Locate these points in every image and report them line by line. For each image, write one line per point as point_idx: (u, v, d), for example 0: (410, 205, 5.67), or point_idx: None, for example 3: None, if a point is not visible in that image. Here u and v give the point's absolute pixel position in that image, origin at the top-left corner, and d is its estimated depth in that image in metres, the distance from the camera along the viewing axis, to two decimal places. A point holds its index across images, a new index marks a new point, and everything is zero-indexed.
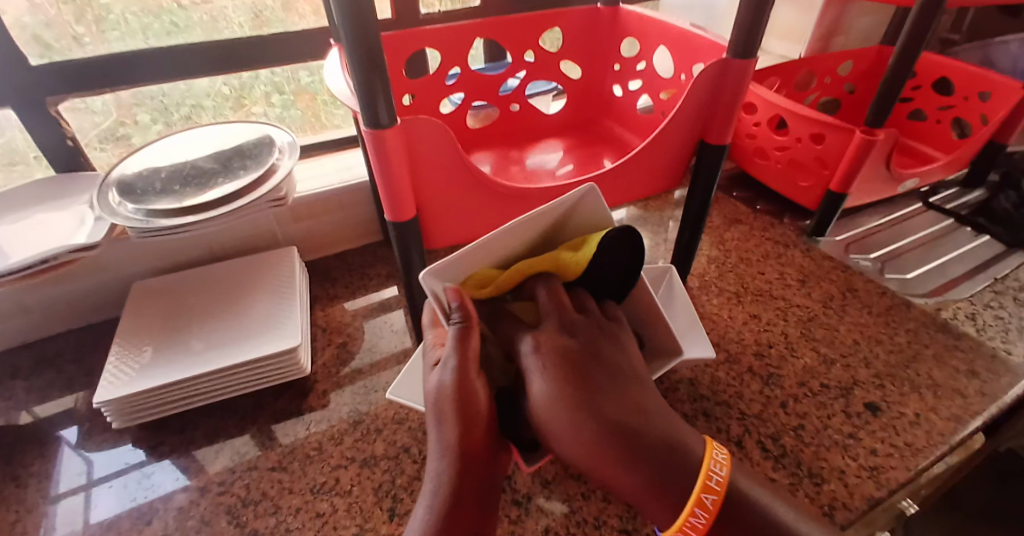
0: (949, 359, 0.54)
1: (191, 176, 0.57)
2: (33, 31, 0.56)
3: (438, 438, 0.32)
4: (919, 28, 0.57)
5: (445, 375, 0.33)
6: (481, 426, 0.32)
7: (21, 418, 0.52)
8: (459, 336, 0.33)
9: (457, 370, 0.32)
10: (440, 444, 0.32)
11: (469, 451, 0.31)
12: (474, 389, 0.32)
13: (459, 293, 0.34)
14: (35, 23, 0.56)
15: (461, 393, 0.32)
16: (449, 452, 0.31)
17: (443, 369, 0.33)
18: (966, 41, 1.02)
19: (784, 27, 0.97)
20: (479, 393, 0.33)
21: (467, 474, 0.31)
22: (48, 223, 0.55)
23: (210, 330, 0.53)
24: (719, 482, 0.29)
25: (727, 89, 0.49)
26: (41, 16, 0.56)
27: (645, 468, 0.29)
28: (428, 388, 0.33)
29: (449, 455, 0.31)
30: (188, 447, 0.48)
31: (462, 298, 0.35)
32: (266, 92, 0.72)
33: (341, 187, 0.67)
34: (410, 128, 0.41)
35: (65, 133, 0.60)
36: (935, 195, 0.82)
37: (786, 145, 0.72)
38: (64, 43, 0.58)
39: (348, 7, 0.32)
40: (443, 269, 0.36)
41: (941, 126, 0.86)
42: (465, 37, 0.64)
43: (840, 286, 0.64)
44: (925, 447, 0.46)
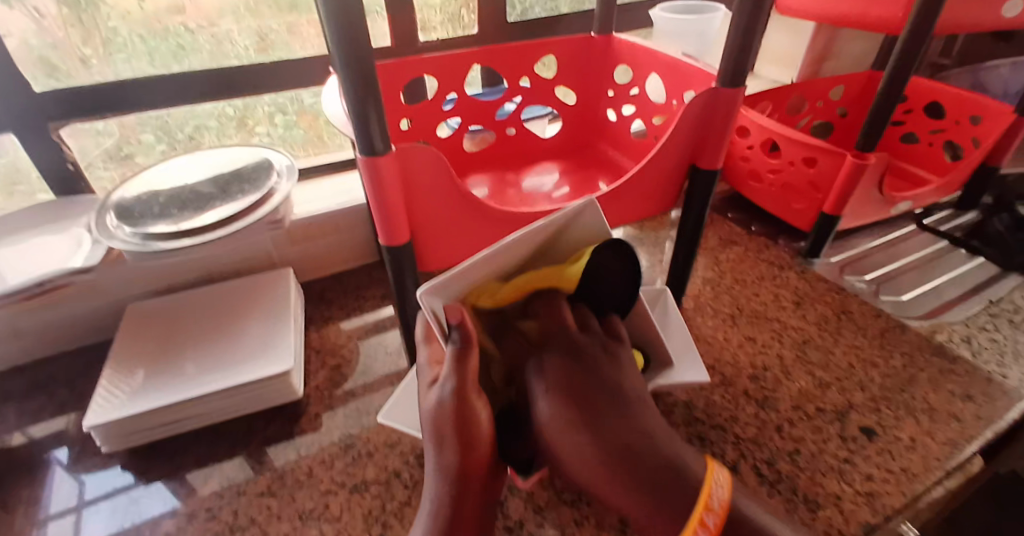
0: (944, 382, 0.54)
1: (189, 200, 0.58)
2: (40, 53, 0.57)
3: (435, 462, 0.31)
4: (907, 56, 0.58)
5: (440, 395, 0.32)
6: (481, 449, 0.32)
7: (14, 440, 0.52)
8: (457, 356, 0.32)
9: (454, 394, 0.31)
10: (439, 469, 0.31)
11: (467, 474, 0.31)
12: (474, 411, 0.32)
13: (461, 312, 0.33)
14: (42, 46, 0.57)
15: (450, 416, 0.31)
16: (446, 475, 0.31)
17: (441, 387, 0.32)
18: (955, 65, 1.04)
19: (777, 52, 1.00)
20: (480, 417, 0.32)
21: (467, 497, 0.31)
22: (46, 248, 0.56)
23: (204, 353, 0.53)
24: (719, 502, 0.26)
25: (717, 114, 0.49)
26: (49, 39, 0.57)
27: (641, 488, 0.27)
28: (425, 408, 0.32)
29: (442, 477, 0.31)
30: (177, 472, 0.47)
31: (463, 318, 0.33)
32: (269, 113, 0.73)
33: (338, 209, 0.68)
34: (404, 154, 0.42)
35: (66, 157, 0.61)
36: (929, 218, 0.83)
37: (779, 168, 0.73)
38: (71, 64, 0.59)
39: (344, 38, 0.33)
40: (443, 288, 0.35)
41: (934, 149, 0.87)
42: (461, 64, 0.66)
43: (834, 308, 0.64)
44: (922, 473, 0.45)
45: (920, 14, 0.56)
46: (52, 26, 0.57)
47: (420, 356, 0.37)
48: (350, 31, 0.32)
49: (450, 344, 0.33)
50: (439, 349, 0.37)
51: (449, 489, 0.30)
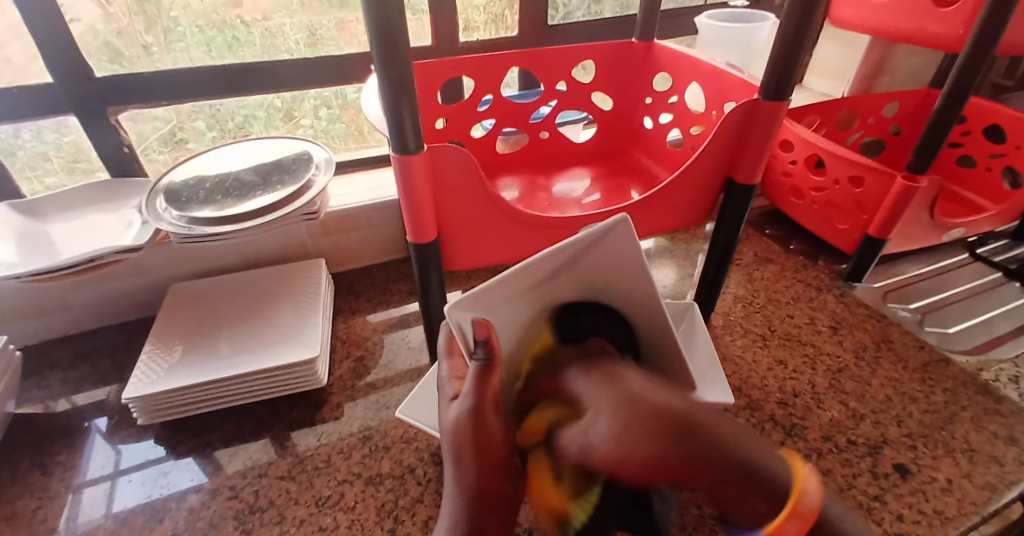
0: (988, 422, 0.51)
1: (232, 188, 0.60)
2: (106, 38, 0.60)
3: (454, 475, 0.32)
4: (967, 73, 0.55)
5: (459, 410, 0.32)
6: (501, 457, 0.31)
7: (59, 406, 0.55)
8: (479, 375, 0.31)
9: (472, 414, 0.31)
10: (457, 483, 0.31)
11: (484, 490, 0.31)
12: (492, 428, 0.31)
13: (489, 330, 0.32)
14: (107, 32, 0.60)
15: (468, 432, 0.31)
16: (463, 490, 0.31)
17: (460, 402, 0.32)
18: (1020, 87, 0.99)
19: (826, 65, 0.97)
20: (497, 435, 0.31)
21: (485, 510, 0.31)
22: (100, 228, 0.59)
23: (237, 336, 0.55)
24: (813, 501, 0.24)
25: (757, 128, 0.48)
26: (114, 25, 0.60)
27: (713, 476, 0.24)
28: (445, 421, 0.32)
29: (461, 494, 0.31)
30: (204, 449, 0.49)
31: (488, 335, 0.32)
32: (315, 106, 0.75)
33: (369, 204, 0.69)
34: (435, 152, 0.42)
35: (122, 141, 0.65)
36: (982, 247, 0.78)
37: (822, 186, 0.70)
38: (134, 51, 0.62)
39: (382, 39, 0.33)
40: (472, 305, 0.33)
41: (991, 174, 0.82)
42: (499, 66, 0.66)
43: (873, 336, 0.62)
44: (957, 517, 0.43)
45: (983, 30, 0.53)
46: (118, 13, 0.60)
47: (441, 368, 0.37)
48: (388, 31, 0.33)
49: (475, 361, 0.32)
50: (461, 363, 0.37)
51: (465, 505, 0.31)
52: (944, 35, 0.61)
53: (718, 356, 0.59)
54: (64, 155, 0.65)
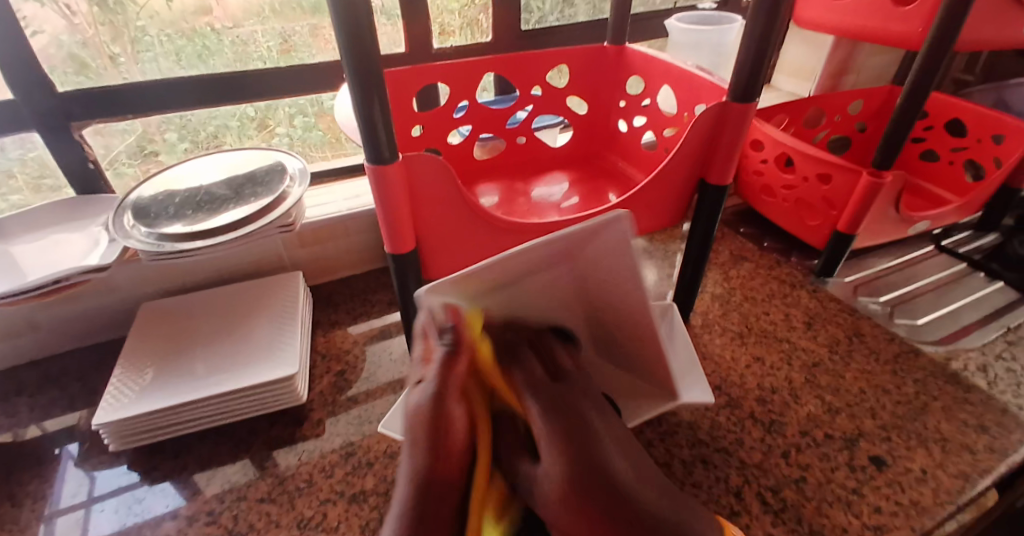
0: (957, 411, 0.52)
1: (203, 202, 0.59)
2: (70, 49, 0.58)
3: (409, 465, 0.28)
4: (927, 72, 0.57)
5: (421, 398, 0.30)
6: (457, 462, 0.28)
7: (29, 432, 0.53)
8: (446, 359, 0.31)
9: (433, 399, 0.29)
10: (409, 472, 0.27)
11: (439, 477, 0.27)
12: (452, 415, 0.29)
13: (457, 314, 0.34)
14: (72, 42, 0.58)
15: (432, 415, 0.29)
16: (413, 481, 0.27)
17: (423, 385, 0.30)
18: (980, 83, 1.02)
19: (794, 65, 0.99)
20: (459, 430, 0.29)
21: (433, 516, 0.26)
22: (66, 247, 0.57)
23: (212, 354, 0.54)
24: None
25: (728, 131, 0.49)
26: (79, 36, 0.59)
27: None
28: (407, 405, 0.30)
29: (413, 486, 0.26)
30: (181, 474, 0.48)
31: (457, 322, 0.34)
32: (290, 114, 0.74)
33: (348, 213, 0.68)
34: (409, 162, 0.42)
35: (86, 156, 0.63)
36: (948, 238, 0.81)
37: (793, 184, 0.72)
38: (101, 61, 0.60)
39: (351, 49, 0.33)
40: (443, 287, 0.34)
41: (954, 168, 0.85)
42: (473, 73, 0.66)
43: (847, 330, 0.63)
44: (931, 506, 0.44)
45: (940, 31, 0.55)
46: (82, 24, 0.59)
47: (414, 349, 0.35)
48: (357, 40, 0.33)
49: (443, 345, 0.32)
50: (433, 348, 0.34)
51: (416, 500, 0.26)
52: (906, 34, 0.63)
53: (698, 356, 0.59)
54: (28, 172, 0.63)
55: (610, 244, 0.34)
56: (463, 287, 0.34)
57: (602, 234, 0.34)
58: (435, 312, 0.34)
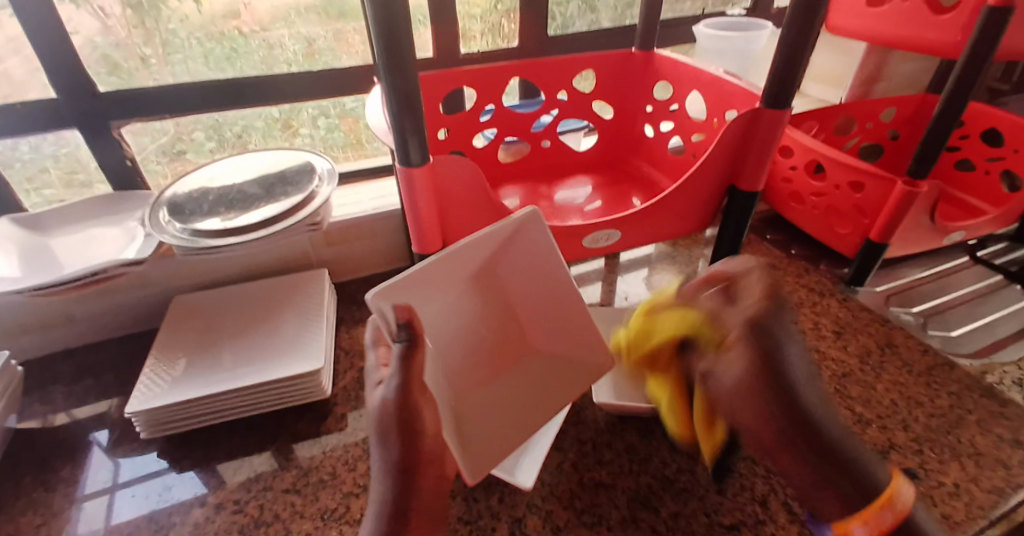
0: (993, 426, 0.51)
1: (235, 200, 0.60)
2: (103, 50, 0.60)
3: (382, 455, 0.36)
4: (965, 78, 0.55)
5: (387, 396, 0.35)
6: (425, 440, 0.36)
7: (57, 419, 0.55)
8: (403, 355, 0.36)
9: (400, 402, 0.35)
10: (384, 464, 0.35)
11: (410, 471, 0.35)
12: (416, 409, 0.35)
13: (409, 312, 0.37)
14: (105, 44, 0.60)
15: (404, 407, 0.35)
16: (390, 468, 0.35)
17: (385, 386, 0.36)
18: (1015, 91, 0.99)
19: (823, 71, 0.98)
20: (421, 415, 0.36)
21: (413, 489, 0.35)
22: (103, 241, 0.59)
23: (240, 348, 0.55)
24: (889, 520, 0.31)
25: (759, 136, 0.49)
26: (112, 38, 0.60)
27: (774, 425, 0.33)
28: (373, 405, 0.36)
29: (387, 471, 0.35)
30: (208, 463, 0.49)
31: (412, 318, 0.37)
32: (313, 116, 0.75)
33: (374, 214, 0.69)
34: (440, 164, 0.43)
35: (125, 154, 0.65)
36: (983, 249, 0.78)
37: (822, 191, 0.71)
38: (132, 63, 0.62)
39: (389, 52, 0.34)
40: (392, 290, 0.37)
41: (989, 177, 0.83)
42: (500, 76, 0.66)
43: (878, 341, 0.62)
44: (966, 521, 0.43)
45: (979, 36, 0.53)
46: (116, 26, 0.60)
47: (370, 356, 0.41)
48: (394, 42, 0.33)
49: (398, 343, 0.36)
50: (385, 352, 0.41)
51: (394, 482, 0.35)
52: (943, 42, 0.62)
53: None
54: (61, 167, 0.65)
55: (533, 235, 0.44)
56: (407, 285, 0.39)
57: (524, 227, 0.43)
58: (387, 314, 0.36)
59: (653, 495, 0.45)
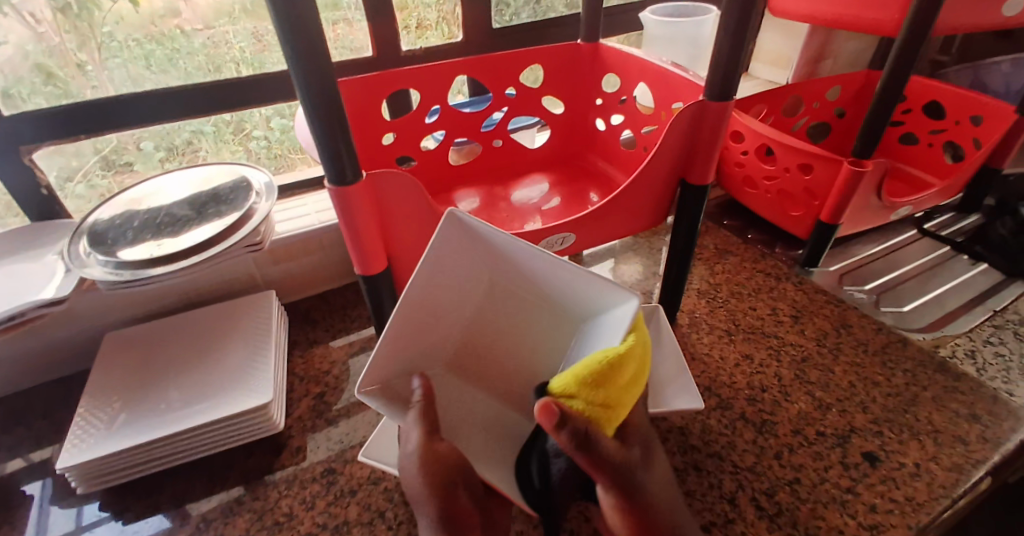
0: (948, 402, 0.52)
1: (164, 224, 0.56)
2: (36, 59, 0.56)
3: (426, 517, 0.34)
4: (906, 57, 0.56)
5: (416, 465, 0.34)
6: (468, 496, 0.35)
7: (11, 465, 0.51)
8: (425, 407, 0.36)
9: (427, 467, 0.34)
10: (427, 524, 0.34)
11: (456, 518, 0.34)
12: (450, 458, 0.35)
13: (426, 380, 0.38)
14: (37, 51, 0.56)
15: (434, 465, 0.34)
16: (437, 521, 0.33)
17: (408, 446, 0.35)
18: (955, 63, 1.02)
19: (770, 52, 0.98)
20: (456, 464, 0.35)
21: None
22: (21, 279, 0.54)
23: (184, 383, 0.52)
24: None
25: (705, 129, 0.48)
26: (45, 44, 0.56)
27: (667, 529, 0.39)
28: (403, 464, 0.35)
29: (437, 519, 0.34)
30: (155, 513, 0.46)
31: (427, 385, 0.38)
32: (266, 116, 0.71)
33: (321, 227, 0.65)
34: (375, 180, 0.40)
35: (39, 182, 0.59)
36: (930, 222, 0.80)
37: (774, 175, 0.71)
38: (68, 71, 0.57)
39: (301, 64, 0.31)
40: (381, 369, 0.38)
41: (933, 150, 0.85)
42: (444, 75, 0.63)
43: (834, 321, 0.62)
44: (927, 502, 0.43)
45: (917, 15, 0.53)
46: (48, 32, 0.56)
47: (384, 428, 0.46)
48: (307, 54, 0.30)
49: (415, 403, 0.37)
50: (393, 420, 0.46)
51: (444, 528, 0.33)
52: (881, 21, 0.62)
53: (686, 357, 0.58)
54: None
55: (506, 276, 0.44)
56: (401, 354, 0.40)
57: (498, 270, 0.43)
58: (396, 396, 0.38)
59: None
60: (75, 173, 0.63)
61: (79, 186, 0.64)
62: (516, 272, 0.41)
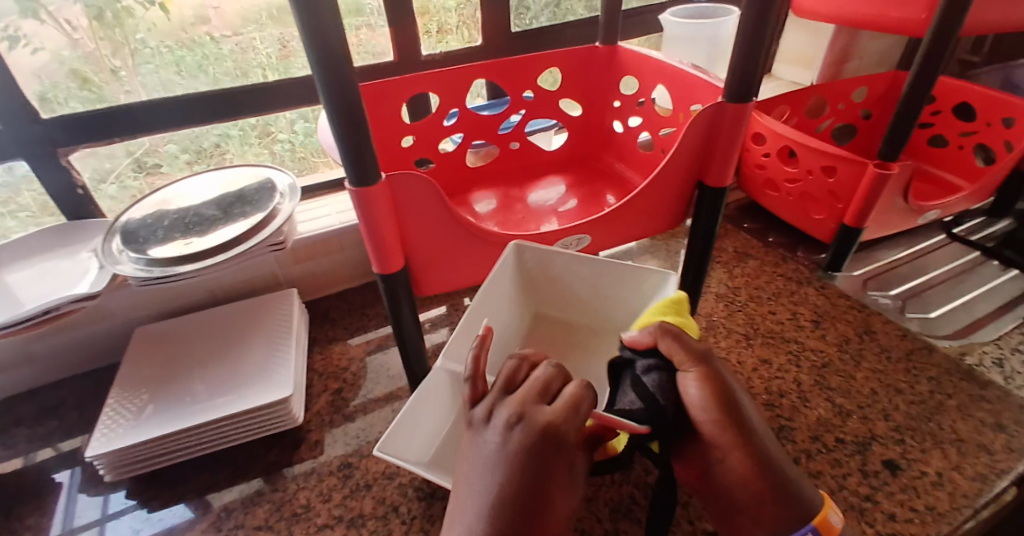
0: (974, 410, 0.50)
1: (191, 224, 0.58)
2: (72, 65, 0.58)
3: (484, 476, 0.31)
4: (932, 59, 0.54)
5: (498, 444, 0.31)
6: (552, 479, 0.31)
7: (45, 453, 0.54)
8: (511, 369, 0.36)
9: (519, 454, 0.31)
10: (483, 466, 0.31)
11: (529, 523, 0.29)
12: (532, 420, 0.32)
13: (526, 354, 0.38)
14: (74, 58, 0.58)
15: (521, 455, 0.31)
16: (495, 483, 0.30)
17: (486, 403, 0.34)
18: (986, 63, 0.99)
19: (793, 53, 0.96)
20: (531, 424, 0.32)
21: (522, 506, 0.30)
22: (57, 275, 0.56)
23: (209, 376, 0.53)
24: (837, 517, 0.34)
25: (724, 130, 0.47)
26: (81, 51, 0.58)
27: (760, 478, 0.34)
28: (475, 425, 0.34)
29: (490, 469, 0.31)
30: (178, 502, 0.47)
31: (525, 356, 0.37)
32: (290, 120, 0.72)
33: (340, 227, 0.67)
34: (394, 181, 0.41)
35: (75, 182, 0.62)
36: (959, 226, 0.78)
37: (796, 177, 0.70)
38: (102, 76, 0.60)
39: (324, 68, 0.32)
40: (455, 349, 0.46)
41: (963, 153, 0.82)
42: (463, 79, 0.64)
43: (856, 327, 0.61)
44: (950, 512, 0.42)
45: (945, 15, 0.52)
46: (84, 39, 0.58)
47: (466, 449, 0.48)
48: (328, 58, 0.31)
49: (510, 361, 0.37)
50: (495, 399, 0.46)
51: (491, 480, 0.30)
52: (906, 21, 0.60)
53: None
54: (35, 190, 0.62)
55: (540, 263, 0.52)
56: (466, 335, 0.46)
57: (522, 256, 0.52)
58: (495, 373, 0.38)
59: (633, 505, 0.45)
60: (108, 175, 0.65)
61: (112, 187, 0.66)
62: (571, 264, 0.52)
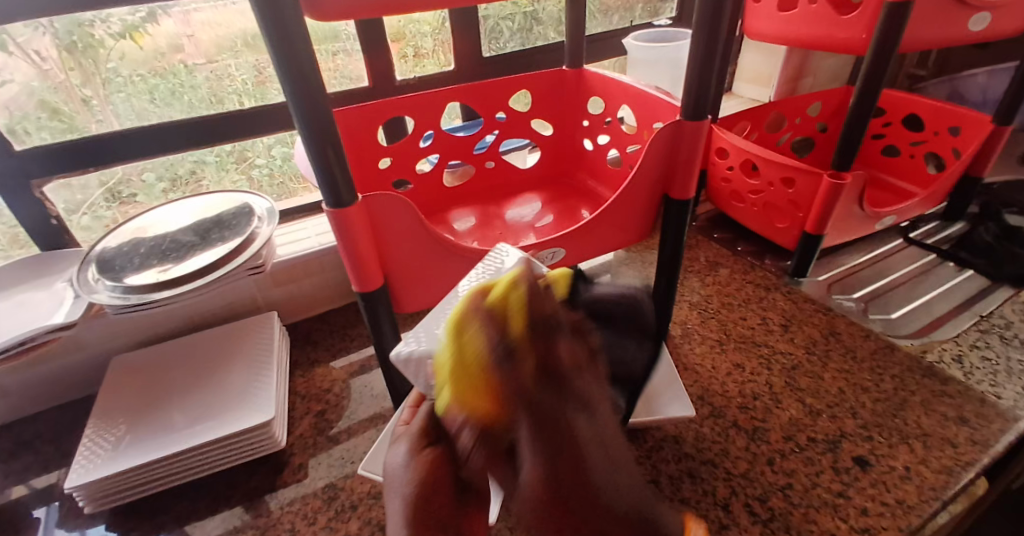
0: (937, 405, 0.53)
1: (168, 250, 0.58)
2: (41, 95, 0.58)
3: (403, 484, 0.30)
4: (874, 77, 0.58)
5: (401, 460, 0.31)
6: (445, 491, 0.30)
7: (15, 493, 0.52)
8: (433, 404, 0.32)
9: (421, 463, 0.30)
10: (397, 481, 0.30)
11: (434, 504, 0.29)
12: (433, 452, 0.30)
13: None
14: (43, 88, 0.58)
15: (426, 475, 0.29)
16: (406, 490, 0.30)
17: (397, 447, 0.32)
18: (932, 76, 1.06)
19: (752, 72, 1.02)
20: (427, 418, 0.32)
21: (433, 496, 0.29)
22: (28, 306, 0.56)
23: (189, 403, 0.53)
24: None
25: (684, 147, 0.50)
26: (51, 82, 0.59)
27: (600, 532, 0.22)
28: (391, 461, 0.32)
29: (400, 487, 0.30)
30: (158, 532, 0.47)
31: None
32: (268, 145, 0.73)
33: (321, 249, 0.68)
34: (370, 202, 0.42)
35: (49, 213, 0.62)
36: (916, 230, 0.82)
37: (760, 189, 0.73)
38: (73, 106, 0.60)
39: (299, 96, 0.33)
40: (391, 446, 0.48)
41: (915, 161, 0.87)
42: (436, 102, 0.66)
43: (822, 329, 0.64)
44: (918, 505, 0.44)
45: (883, 36, 0.56)
46: (54, 69, 0.59)
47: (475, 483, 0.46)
48: (303, 84, 0.33)
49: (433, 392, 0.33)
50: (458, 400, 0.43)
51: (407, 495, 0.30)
52: (849, 41, 0.65)
53: (679, 367, 0.59)
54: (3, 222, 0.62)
55: None
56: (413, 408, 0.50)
57: None
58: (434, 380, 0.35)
59: None
60: (81, 205, 0.65)
61: (85, 217, 0.66)
62: None
